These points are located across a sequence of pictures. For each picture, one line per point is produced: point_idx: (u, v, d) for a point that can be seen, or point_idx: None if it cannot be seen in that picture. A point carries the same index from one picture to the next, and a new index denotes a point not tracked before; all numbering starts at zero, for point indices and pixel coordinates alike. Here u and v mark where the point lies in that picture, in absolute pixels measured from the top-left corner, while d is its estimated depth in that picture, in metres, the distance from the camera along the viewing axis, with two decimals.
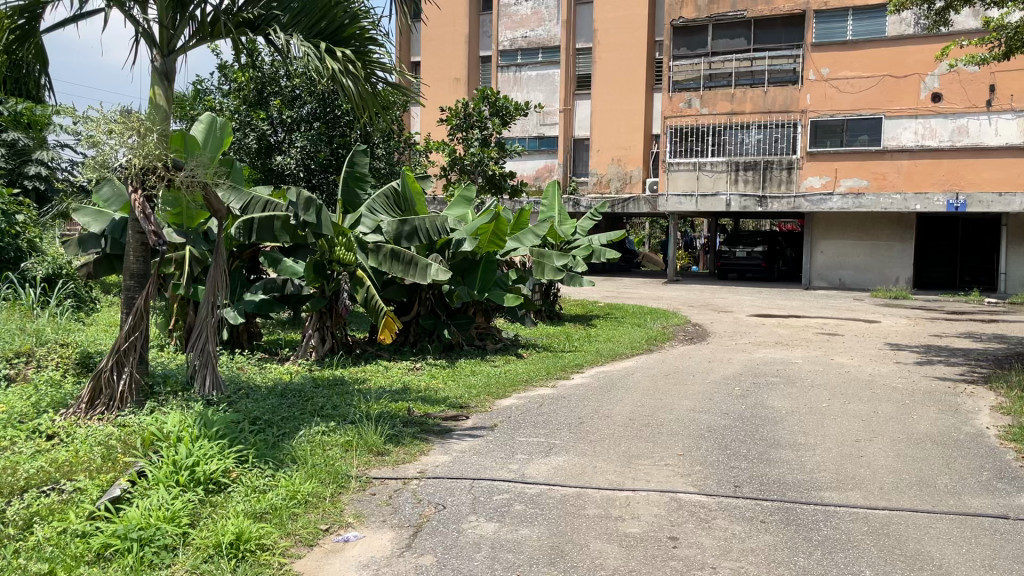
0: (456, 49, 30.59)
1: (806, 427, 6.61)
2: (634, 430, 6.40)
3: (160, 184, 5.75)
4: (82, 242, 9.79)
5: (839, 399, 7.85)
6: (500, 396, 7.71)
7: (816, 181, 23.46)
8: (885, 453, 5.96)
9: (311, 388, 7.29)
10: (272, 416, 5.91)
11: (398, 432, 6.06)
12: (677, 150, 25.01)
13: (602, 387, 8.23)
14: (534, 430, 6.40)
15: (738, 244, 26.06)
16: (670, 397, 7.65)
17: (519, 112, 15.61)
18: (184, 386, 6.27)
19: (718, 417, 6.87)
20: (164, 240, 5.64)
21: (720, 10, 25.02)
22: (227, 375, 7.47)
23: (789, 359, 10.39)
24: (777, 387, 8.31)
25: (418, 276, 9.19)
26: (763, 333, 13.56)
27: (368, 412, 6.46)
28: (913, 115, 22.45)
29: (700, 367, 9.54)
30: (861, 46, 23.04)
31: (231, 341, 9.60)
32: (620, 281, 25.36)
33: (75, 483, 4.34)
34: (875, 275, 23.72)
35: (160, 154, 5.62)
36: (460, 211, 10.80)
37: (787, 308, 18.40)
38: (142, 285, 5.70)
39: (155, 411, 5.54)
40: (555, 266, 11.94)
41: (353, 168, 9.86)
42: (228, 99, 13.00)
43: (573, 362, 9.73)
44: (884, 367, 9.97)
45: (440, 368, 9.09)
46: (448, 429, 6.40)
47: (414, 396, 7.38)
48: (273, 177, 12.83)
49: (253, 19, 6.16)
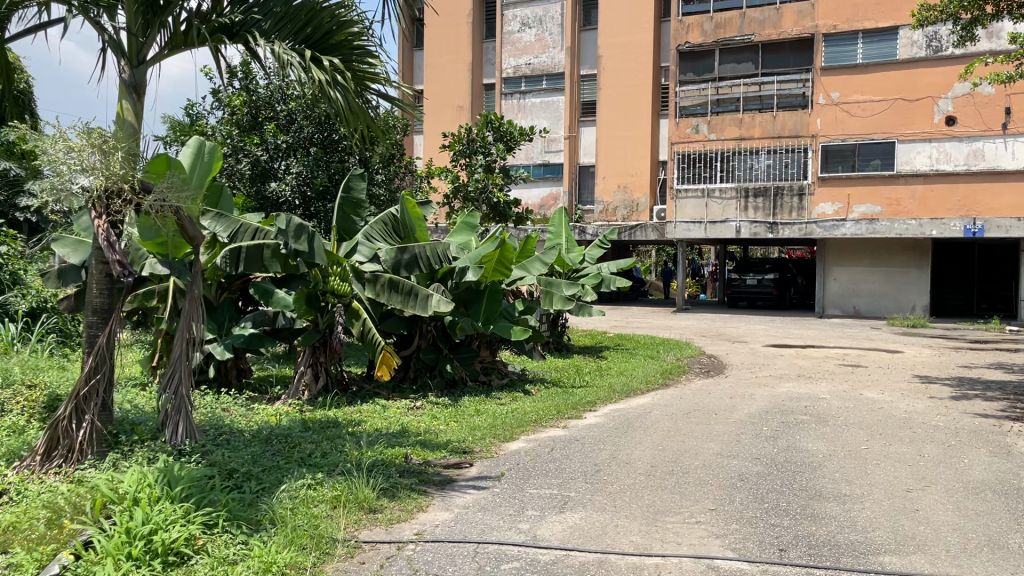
0: (459, 77, 30.29)
1: (848, 475, 5.92)
2: (659, 480, 5.72)
3: (126, 209, 5.11)
4: (62, 275, 9.26)
5: (879, 441, 7.15)
6: (507, 438, 7.04)
7: (828, 208, 22.93)
8: (942, 506, 5.29)
9: (300, 432, 6.61)
10: (252, 468, 5.25)
11: (393, 484, 5.40)
12: (685, 176, 24.50)
13: (617, 427, 7.55)
14: (546, 480, 5.72)
15: (749, 271, 25.38)
16: (694, 440, 6.97)
17: (523, 137, 15.07)
18: (154, 435, 5.59)
19: (749, 463, 6.20)
20: (130, 270, 4.97)
21: (727, 35, 24.55)
22: (207, 419, 6.80)
23: (816, 395, 9.67)
24: (807, 427, 7.62)
25: (418, 307, 8.57)
26: (782, 365, 12.87)
27: (361, 460, 5.81)
28: (928, 139, 21.94)
29: (722, 404, 8.87)
30: (872, 69, 22.59)
31: (219, 379, 8.99)
32: (628, 311, 24.72)
33: (10, 557, 3.67)
34: (891, 302, 23.06)
35: (125, 175, 5.00)
36: (463, 238, 10.20)
37: (803, 337, 17.71)
38: (105, 322, 5.06)
39: (117, 464, 4.87)
40: (564, 296, 11.26)
41: (349, 194, 9.29)
42: (221, 125, 12.45)
43: (585, 399, 9.03)
44: (919, 403, 9.25)
45: (443, 407, 8.40)
46: (450, 479, 5.74)
47: (413, 440, 6.71)
48: (267, 204, 12.26)
49: (231, 23, 5.51)
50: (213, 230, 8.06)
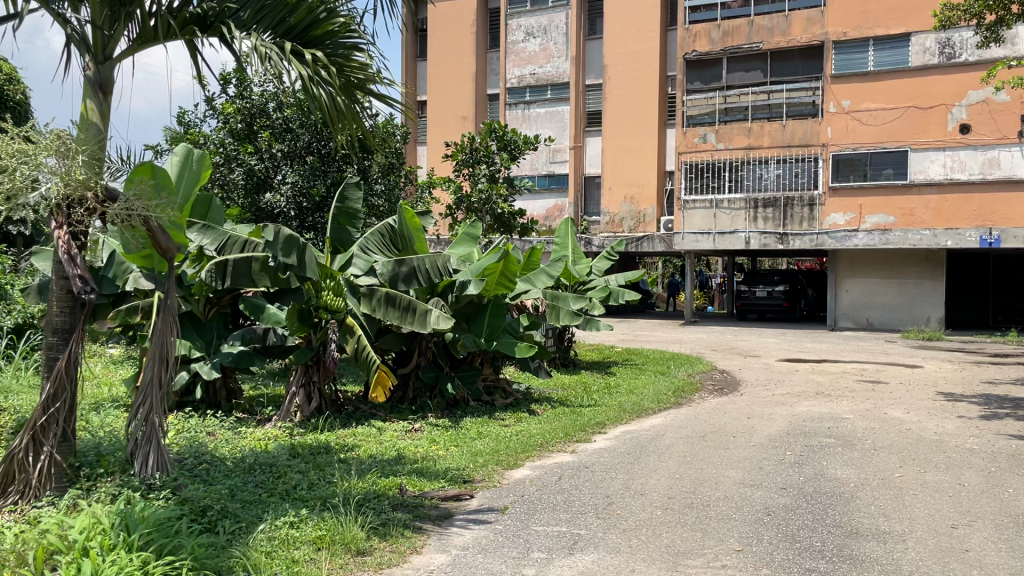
0: (463, 88, 29.93)
1: (885, 509, 5.39)
2: (677, 515, 5.21)
3: (88, 219, 4.64)
4: (42, 290, 8.78)
5: (913, 468, 6.61)
6: (511, 465, 6.52)
7: (839, 218, 22.45)
8: (993, 546, 4.76)
9: (286, 460, 6.09)
10: (227, 503, 4.77)
11: (385, 521, 4.89)
12: (693, 187, 24.02)
13: (629, 452, 7.04)
14: (553, 514, 5.20)
15: (758, 283, 24.81)
16: (714, 467, 6.45)
17: (528, 146, 14.60)
18: (122, 466, 5.10)
19: (775, 495, 5.68)
20: (93, 286, 4.48)
21: (735, 43, 24.11)
22: (186, 446, 6.31)
23: (838, 414, 9.12)
24: (835, 451, 7.09)
25: (416, 324, 8.09)
26: (799, 381, 12.35)
27: (349, 492, 5.33)
28: (941, 147, 21.42)
29: (741, 426, 8.34)
30: (883, 76, 22.13)
31: (207, 400, 8.52)
32: (635, 324, 24.19)
33: None
34: (905, 315, 22.48)
35: (88, 182, 4.53)
36: (465, 250, 9.72)
37: (817, 351, 17.15)
38: (66, 343, 4.57)
39: (77, 504, 4.38)
40: (571, 310, 10.77)
41: (343, 204, 8.82)
42: (215, 134, 12.01)
43: (594, 419, 8.50)
44: (948, 424, 8.71)
45: (443, 430, 7.88)
46: (448, 514, 5.22)
47: (409, 469, 6.20)
48: (263, 216, 11.79)
49: (205, 14, 5.08)
50: (200, 243, 7.73)
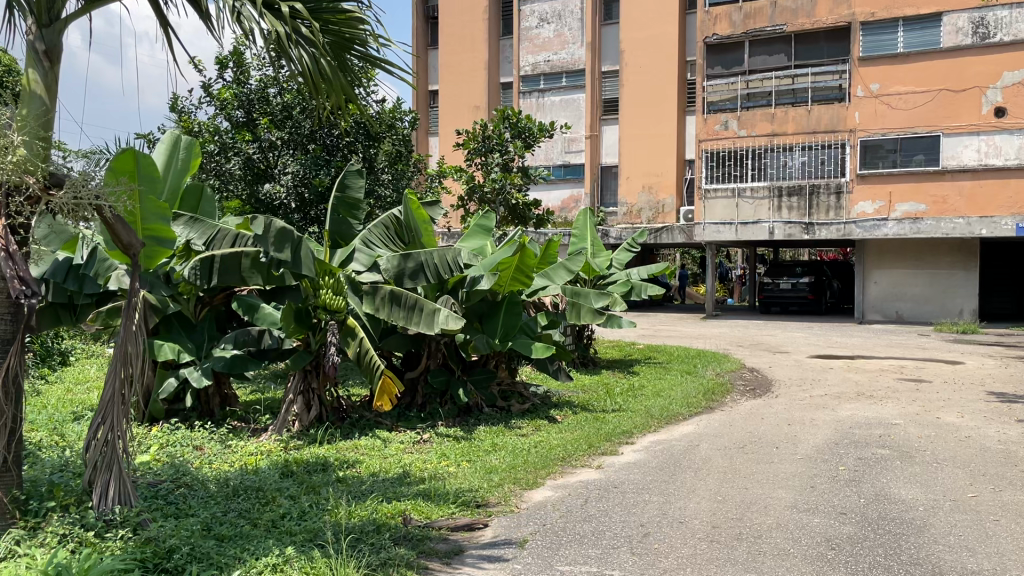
0: (476, 76, 29.19)
1: (966, 540, 4.64)
2: (723, 549, 4.47)
3: (27, 209, 3.92)
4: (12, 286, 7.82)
5: (985, 486, 5.80)
6: (529, 486, 5.78)
7: (868, 206, 21.47)
8: None
9: (276, 483, 5.37)
10: (199, 542, 4.07)
11: (387, 561, 4.15)
12: (713, 175, 23.18)
13: (662, 468, 6.28)
14: (580, 550, 4.47)
15: (781, 275, 23.91)
16: (759, 486, 5.71)
17: (543, 132, 13.83)
18: (79, 499, 4.40)
19: (837, 522, 4.92)
20: (33, 291, 3.77)
21: (757, 25, 23.18)
22: (166, 465, 5.66)
23: (887, 420, 8.32)
24: (892, 465, 6.34)
25: (424, 324, 7.38)
26: (836, 380, 11.52)
27: (344, 524, 4.60)
28: (976, 131, 20.44)
29: (782, 434, 7.58)
30: (914, 58, 21.16)
31: (199, 409, 7.87)
32: (653, 318, 23.36)
33: None
34: (936, 307, 21.56)
35: (26, 166, 3.85)
36: (477, 243, 8.96)
37: (849, 346, 16.27)
38: (5, 355, 3.87)
39: (11, 554, 3.69)
40: (593, 307, 9.99)
41: (344, 193, 8.09)
42: (209, 120, 11.27)
43: (619, 427, 7.75)
44: (1010, 429, 7.90)
45: (453, 441, 7.19)
46: (457, 548, 4.49)
47: (414, 491, 5.48)
48: (263, 208, 11.10)
49: None
50: (187, 237, 7.04)
